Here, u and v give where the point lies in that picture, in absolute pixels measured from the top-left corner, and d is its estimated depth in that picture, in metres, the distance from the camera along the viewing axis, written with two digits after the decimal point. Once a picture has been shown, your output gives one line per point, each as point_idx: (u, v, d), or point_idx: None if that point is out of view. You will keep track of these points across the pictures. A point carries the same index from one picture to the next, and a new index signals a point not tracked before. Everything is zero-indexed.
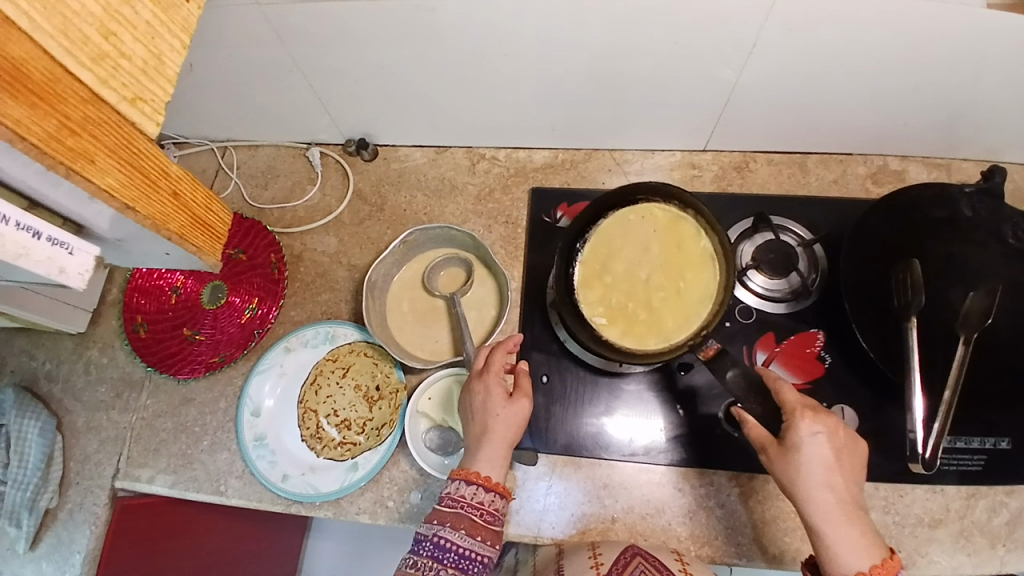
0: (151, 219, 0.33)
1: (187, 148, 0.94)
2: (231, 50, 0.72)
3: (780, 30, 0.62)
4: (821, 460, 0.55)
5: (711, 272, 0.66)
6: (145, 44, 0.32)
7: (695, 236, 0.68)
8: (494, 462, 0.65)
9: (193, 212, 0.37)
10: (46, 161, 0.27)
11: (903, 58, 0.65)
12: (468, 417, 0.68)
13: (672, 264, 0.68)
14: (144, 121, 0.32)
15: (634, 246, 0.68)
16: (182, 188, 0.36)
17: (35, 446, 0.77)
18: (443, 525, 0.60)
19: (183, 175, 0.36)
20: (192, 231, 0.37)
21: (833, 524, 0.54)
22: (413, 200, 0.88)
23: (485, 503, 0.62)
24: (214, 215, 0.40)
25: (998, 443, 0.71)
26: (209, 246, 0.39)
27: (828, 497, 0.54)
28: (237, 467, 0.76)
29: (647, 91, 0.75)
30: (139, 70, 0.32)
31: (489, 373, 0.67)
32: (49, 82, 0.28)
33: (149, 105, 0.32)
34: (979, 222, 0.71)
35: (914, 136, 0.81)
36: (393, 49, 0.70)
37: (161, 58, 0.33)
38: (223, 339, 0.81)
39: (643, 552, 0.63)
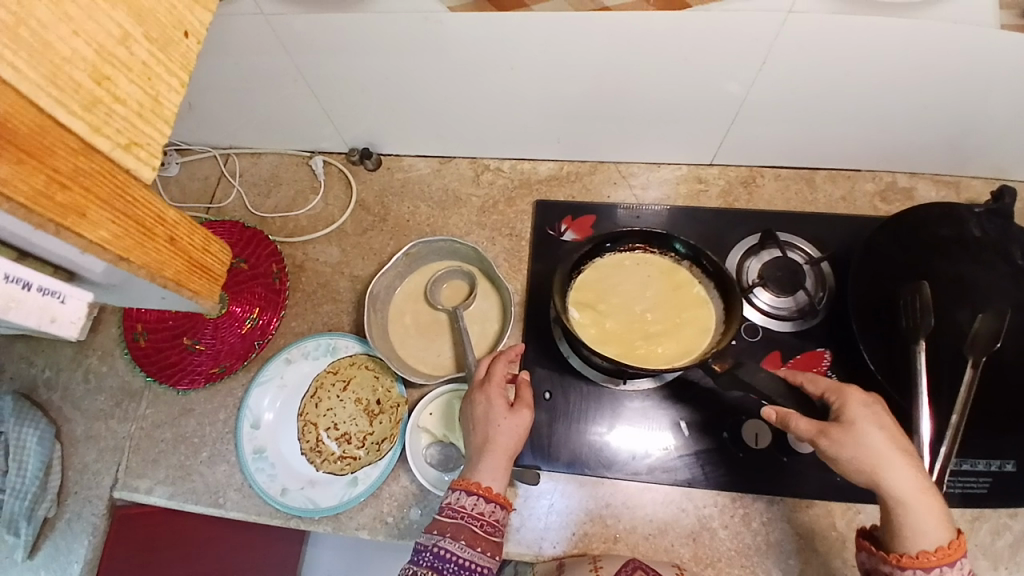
0: (145, 268, 0.31)
1: (190, 155, 0.93)
2: (237, 58, 0.71)
3: (790, 48, 0.62)
4: (882, 443, 0.53)
5: (705, 311, 0.71)
6: (142, 86, 0.28)
7: (690, 279, 0.73)
8: (495, 473, 0.64)
9: (191, 255, 0.34)
10: (34, 219, 0.25)
11: (914, 77, 0.65)
12: (469, 428, 0.67)
13: (668, 302, 0.72)
14: (139, 167, 0.29)
15: (632, 280, 0.73)
16: (180, 234, 0.33)
17: (34, 455, 0.76)
18: (443, 536, 0.59)
19: (180, 220, 0.34)
20: (189, 275, 0.34)
21: (905, 505, 0.52)
22: (416, 211, 0.87)
23: (486, 514, 0.61)
24: (213, 256, 0.37)
25: (1003, 466, 0.70)
26: (208, 288, 0.37)
27: (900, 472, 0.53)
28: (235, 479, 0.76)
29: (655, 106, 0.74)
30: (135, 114, 0.28)
31: (490, 384, 0.67)
32: (37, 134, 0.25)
33: (145, 150, 0.29)
34: (988, 242, 0.70)
35: (923, 154, 0.80)
36: (399, 61, 0.70)
37: (159, 100, 0.29)
38: (224, 349, 0.80)
39: (644, 565, 0.63)
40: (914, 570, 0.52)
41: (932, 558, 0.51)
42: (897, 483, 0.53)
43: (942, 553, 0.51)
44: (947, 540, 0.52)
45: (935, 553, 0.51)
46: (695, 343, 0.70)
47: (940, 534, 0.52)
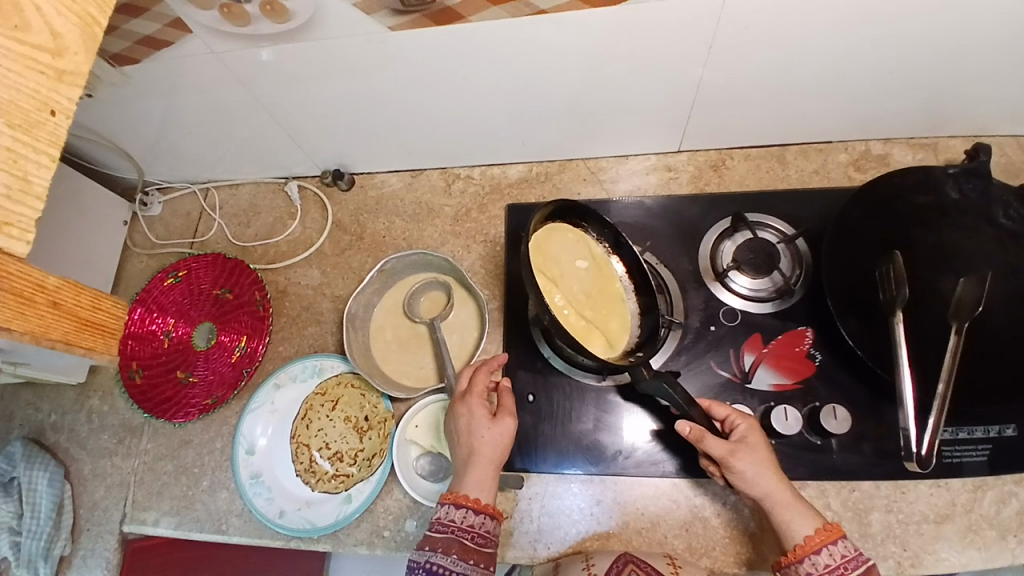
0: (31, 332, 0.38)
1: (172, 193, 0.95)
2: (196, 94, 0.73)
3: (736, 28, 0.61)
4: (762, 454, 0.61)
5: (626, 308, 0.73)
6: (9, 169, 0.36)
7: (616, 273, 0.74)
8: (482, 484, 0.64)
9: (78, 315, 0.42)
10: None
11: (870, 41, 0.63)
12: (454, 440, 0.68)
13: (599, 287, 0.72)
14: (12, 243, 0.36)
15: (569, 261, 0.72)
16: (62, 297, 0.40)
17: (45, 496, 0.79)
18: (434, 551, 0.60)
19: (61, 285, 0.40)
20: (78, 335, 0.42)
21: (784, 504, 0.59)
22: (391, 225, 0.88)
23: (476, 526, 0.62)
24: (101, 313, 0.44)
25: (1003, 431, 0.69)
26: (99, 343, 0.44)
27: (765, 480, 0.60)
28: (236, 505, 0.78)
29: (613, 99, 0.74)
30: (5, 196, 0.36)
31: (471, 395, 0.67)
32: None
33: (16, 227, 0.36)
34: (967, 203, 0.69)
35: (895, 119, 0.78)
36: (353, 82, 0.70)
37: (27, 178, 0.37)
38: (216, 379, 0.83)
39: (637, 560, 0.62)
40: (808, 558, 0.57)
41: (816, 542, 0.57)
42: (775, 487, 0.60)
43: (816, 541, 0.57)
44: (823, 524, 0.59)
45: (809, 544, 0.57)
46: (619, 338, 0.70)
47: (812, 526, 0.58)
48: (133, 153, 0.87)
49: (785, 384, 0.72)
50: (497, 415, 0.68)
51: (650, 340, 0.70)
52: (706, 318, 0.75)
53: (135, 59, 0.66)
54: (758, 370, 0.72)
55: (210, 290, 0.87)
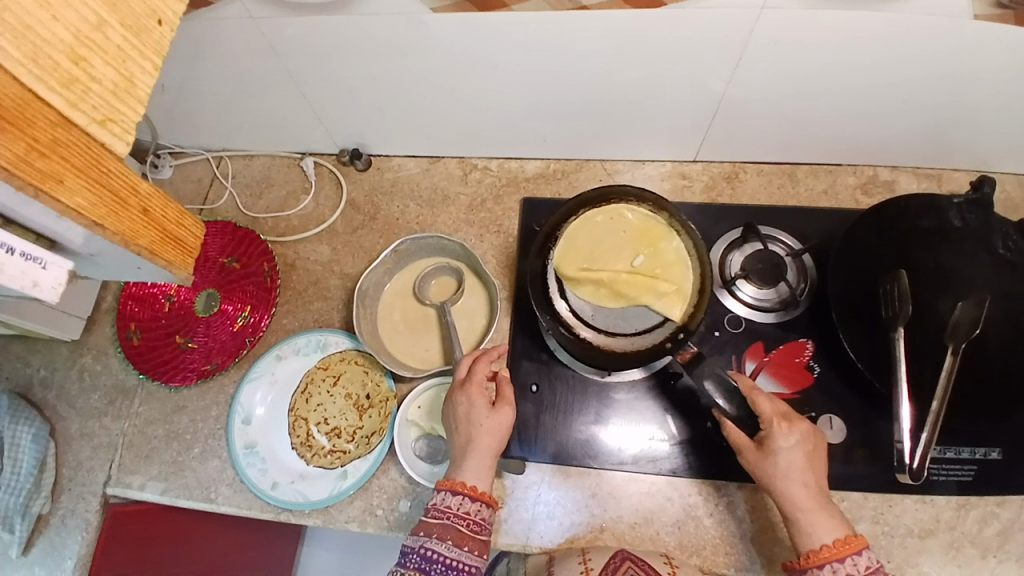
0: (121, 235, 0.33)
1: (183, 158, 0.94)
2: (226, 62, 0.73)
3: (766, 43, 0.63)
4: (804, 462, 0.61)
5: (685, 273, 0.70)
6: (116, 67, 0.31)
7: (668, 239, 0.72)
8: (481, 471, 0.64)
9: (164, 227, 0.36)
10: (16, 182, 0.27)
11: (891, 68, 0.66)
12: (452, 427, 0.68)
13: (649, 259, 0.71)
14: (114, 141, 0.32)
15: (611, 240, 0.73)
16: (153, 205, 0.35)
17: (29, 452, 0.77)
18: (429, 537, 0.60)
19: (154, 192, 0.36)
20: (163, 246, 0.36)
21: (806, 509, 0.60)
22: (406, 209, 0.89)
23: (472, 513, 0.62)
24: (187, 230, 0.39)
25: (989, 454, 0.71)
26: (182, 261, 0.38)
27: (798, 488, 0.60)
28: (227, 474, 0.77)
29: (639, 101, 0.76)
30: (110, 92, 0.31)
31: (471, 383, 0.67)
32: (17, 106, 0.28)
33: (120, 126, 0.32)
34: (969, 230, 0.71)
35: (903, 147, 0.81)
36: (388, 60, 0.71)
37: (132, 80, 0.32)
38: (216, 346, 0.82)
39: (633, 556, 0.63)
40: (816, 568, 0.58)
41: (826, 555, 0.58)
42: (797, 492, 0.60)
43: (831, 551, 0.58)
44: (843, 535, 0.59)
45: (824, 551, 0.58)
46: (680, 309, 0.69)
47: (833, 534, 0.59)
48: (151, 114, 0.86)
49: (782, 392, 0.74)
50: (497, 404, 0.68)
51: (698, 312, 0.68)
52: (711, 323, 0.77)
53: None
54: (759, 376, 0.74)
55: (216, 258, 0.86)
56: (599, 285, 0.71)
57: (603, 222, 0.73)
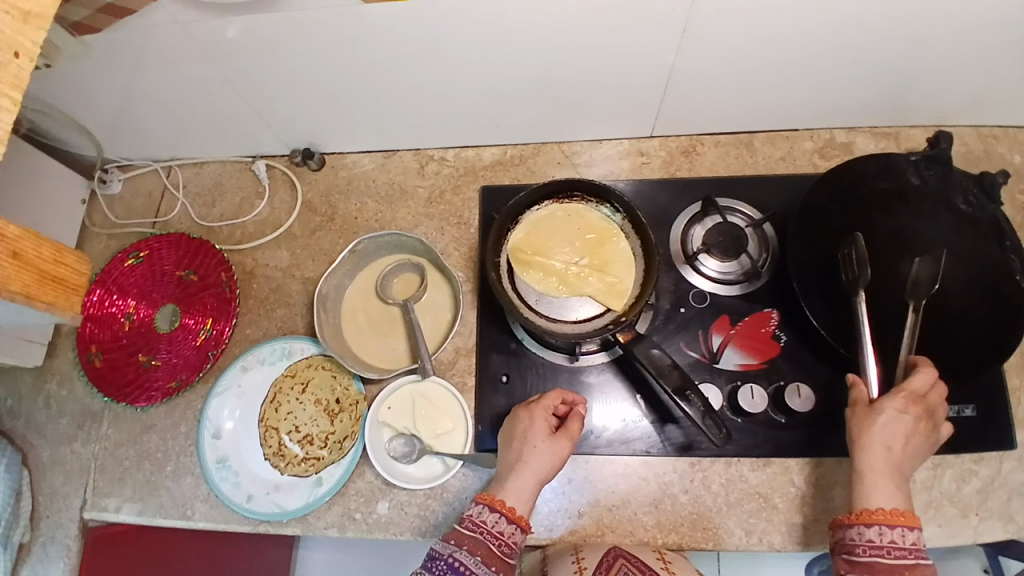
0: None
1: (131, 171, 0.92)
2: (156, 69, 0.70)
3: (709, 13, 0.62)
4: (896, 430, 0.60)
5: (630, 271, 0.71)
6: None
7: (621, 236, 0.73)
8: (522, 496, 0.63)
9: (41, 269, 0.36)
10: None
11: (836, 30, 0.65)
12: (506, 444, 0.67)
13: (597, 252, 0.72)
14: None
15: (564, 230, 0.73)
16: (23, 247, 0.35)
17: (2, 483, 0.76)
18: (460, 547, 0.60)
19: (23, 234, 0.35)
20: (41, 289, 0.37)
21: (873, 471, 0.60)
22: (364, 206, 0.87)
23: (505, 534, 0.62)
24: (69, 266, 0.39)
25: (964, 412, 0.73)
26: (67, 301, 0.39)
27: (882, 449, 0.60)
28: (202, 490, 0.76)
29: (588, 81, 0.74)
30: None
31: (536, 404, 0.67)
32: None
33: None
34: (927, 189, 0.72)
35: (857, 109, 0.81)
36: (322, 56, 0.69)
37: None
38: (180, 362, 0.80)
39: (625, 553, 0.69)
40: (859, 525, 0.58)
41: (876, 518, 0.58)
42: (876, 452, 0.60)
43: (882, 516, 0.58)
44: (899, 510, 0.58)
45: (875, 514, 0.58)
46: (619, 301, 0.70)
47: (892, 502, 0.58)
48: (90, 129, 0.83)
49: (751, 363, 0.74)
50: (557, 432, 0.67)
51: (637, 306, 0.68)
52: (676, 301, 0.77)
53: (95, 28, 0.62)
54: (725, 351, 0.74)
55: (173, 272, 0.84)
56: (546, 274, 0.72)
57: (559, 214, 0.74)
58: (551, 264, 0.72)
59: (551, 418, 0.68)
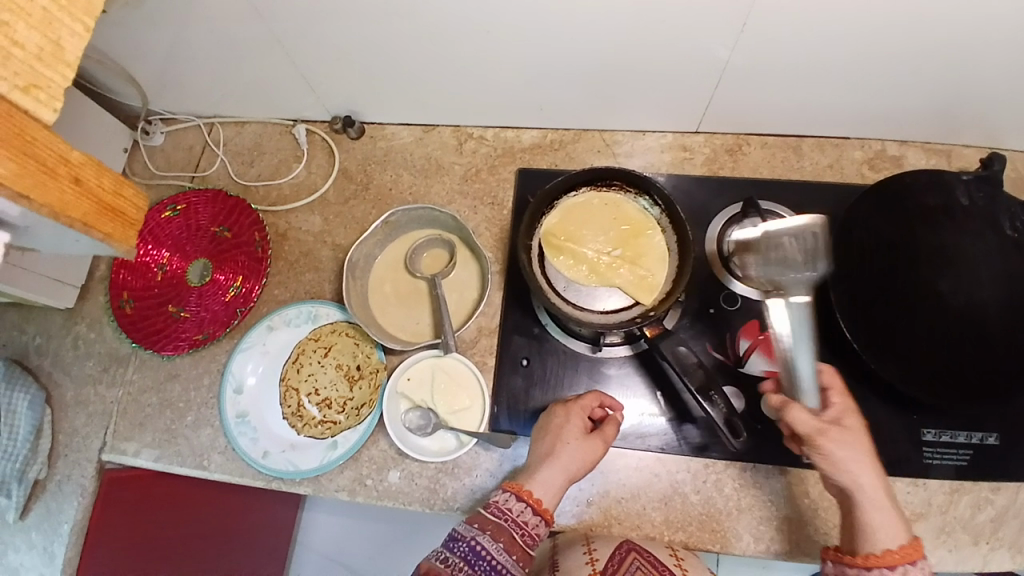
0: (49, 207, 0.35)
1: (174, 125, 0.93)
2: (208, 24, 0.70)
3: (769, 7, 0.60)
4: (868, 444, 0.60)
5: (663, 266, 0.70)
6: (41, 32, 0.35)
7: (658, 230, 0.71)
8: (550, 488, 0.64)
9: (100, 198, 0.38)
10: None
11: (903, 36, 0.62)
12: (539, 436, 0.68)
13: (630, 244, 0.71)
14: (38, 107, 0.35)
15: (599, 219, 0.72)
16: (85, 174, 0.37)
17: (25, 418, 0.78)
18: (483, 531, 0.60)
19: (86, 161, 0.37)
20: (99, 218, 0.38)
21: (873, 507, 0.58)
22: (399, 178, 0.87)
23: (529, 525, 0.62)
24: (128, 201, 0.40)
25: (985, 439, 0.72)
26: (122, 233, 0.40)
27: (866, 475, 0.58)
28: (219, 442, 0.78)
29: (637, 69, 0.72)
30: (34, 58, 0.35)
31: (576, 402, 0.68)
32: None
33: (44, 93, 0.35)
34: (975, 209, 0.71)
35: (912, 121, 0.78)
36: (372, 24, 0.68)
37: (60, 45, 0.36)
38: (207, 316, 0.82)
39: (638, 548, 0.66)
40: (879, 569, 0.56)
41: (895, 558, 0.56)
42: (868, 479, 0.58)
43: (895, 556, 0.56)
44: (907, 541, 0.57)
45: (886, 555, 0.56)
46: (649, 295, 0.70)
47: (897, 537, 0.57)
48: (137, 80, 0.84)
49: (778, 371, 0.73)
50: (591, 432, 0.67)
51: (666, 302, 0.67)
52: (706, 301, 0.76)
53: None
54: (753, 355, 0.73)
55: (208, 227, 0.85)
56: (577, 261, 0.71)
57: (595, 202, 0.73)
58: (582, 252, 0.71)
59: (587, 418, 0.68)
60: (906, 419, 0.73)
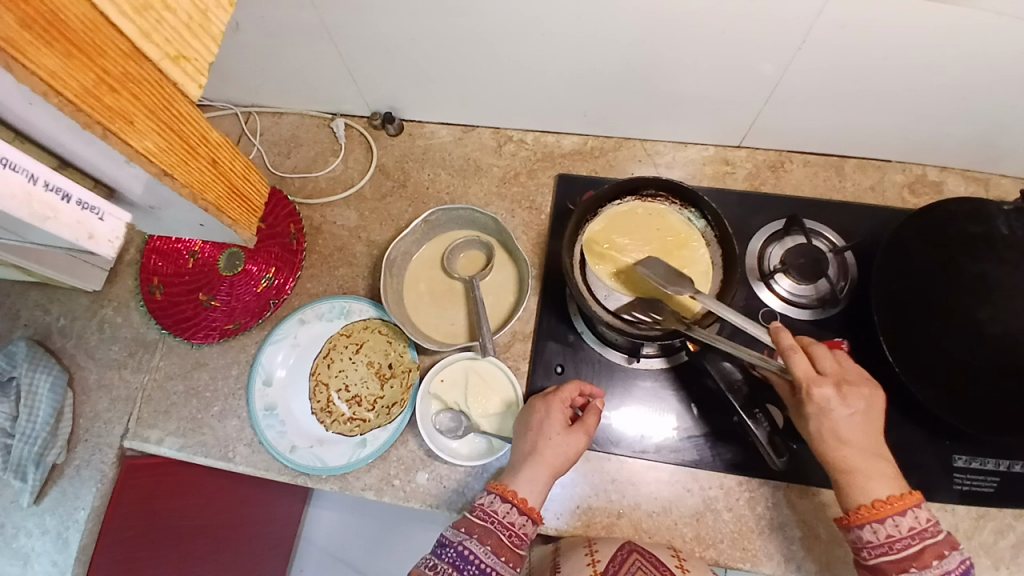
0: (189, 186, 0.38)
1: (211, 112, 0.92)
2: (261, 12, 0.70)
3: (833, 26, 0.60)
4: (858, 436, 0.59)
5: (704, 280, 0.70)
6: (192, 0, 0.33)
7: (700, 244, 0.72)
8: (534, 485, 0.63)
9: (230, 179, 0.43)
10: (85, 119, 0.30)
11: (961, 64, 0.62)
12: (520, 432, 0.66)
13: (672, 255, 0.71)
14: (184, 80, 0.35)
15: (642, 229, 0.73)
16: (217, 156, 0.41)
17: (45, 400, 0.77)
18: (470, 536, 0.60)
19: (218, 143, 0.41)
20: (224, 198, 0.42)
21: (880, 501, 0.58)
22: (436, 177, 0.87)
23: (516, 525, 0.62)
24: (243, 183, 0.45)
25: (1012, 466, 0.72)
26: (237, 213, 0.45)
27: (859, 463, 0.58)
28: (245, 434, 0.77)
29: (689, 80, 0.72)
30: (183, 25, 0.33)
31: (554, 396, 0.66)
32: (92, 35, 0.29)
33: (191, 64, 0.35)
34: (1015, 240, 0.72)
35: (957, 148, 0.78)
36: (428, 21, 0.68)
37: (206, 15, 0.35)
38: (238, 306, 0.81)
39: (640, 549, 0.63)
40: (873, 521, 0.56)
41: (864, 515, 0.57)
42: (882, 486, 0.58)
43: (870, 513, 0.57)
44: (899, 491, 0.57)
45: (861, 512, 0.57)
46: (691, 307, 0.70)
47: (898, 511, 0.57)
48: None
49: None
50: (573, 426, 0.66)
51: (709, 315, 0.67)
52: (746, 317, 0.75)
53: None
54: None
55: None
56: (617, 270, 0.71)
57: (639, 214, 0.73)
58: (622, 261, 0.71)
59: (567, 412, 0.67)
60: (937, 444, 0.72)
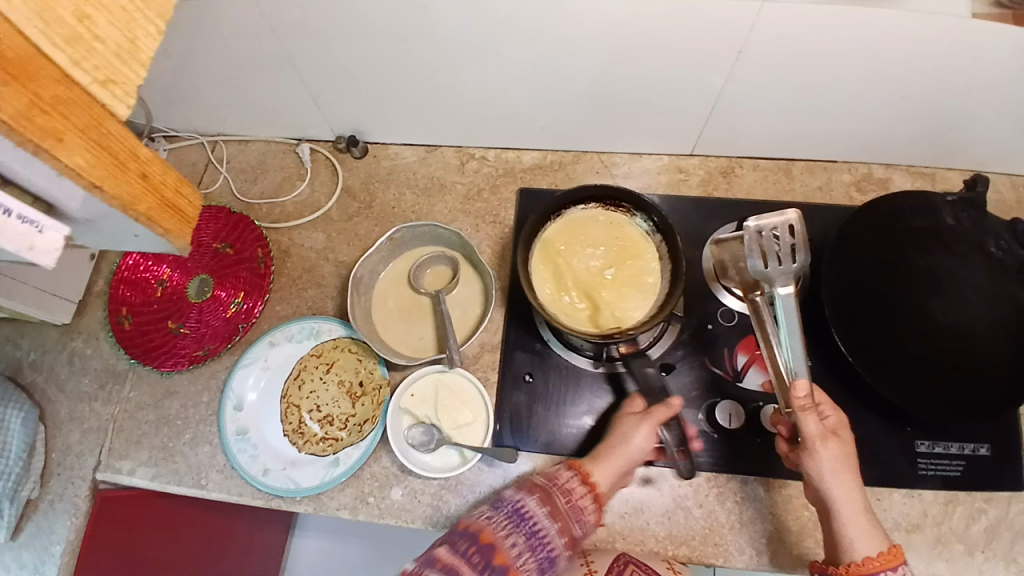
0: (118, 200, 0.35)
1: (177, 142, 0.93)
2: (223, 41, 0.71)
3: (769, 34, 0.63)
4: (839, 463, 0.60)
5: (659, 282, 0.73)
6: (121, 27, 0.32)
7: (654, 247, 0.74)
8: (606, 474, 0.67)
9: (162, 194, 0.38)
10: (16, 137, 0.29)
11: (890, 66, 0.66)
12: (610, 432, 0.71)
13: (626, 260, 0.74)
14: (115, 103, 0.33)
15: (597, 236, 0.75)
16: (153, 170, 0.37)
17: (17, 436, 0.75)
18: (531, 497, 0.65)
19: (154, 158, 0.38)
20: (160, 213, 0.38)
21: (852, 519, 0.59)
22: (402, 197, 0.88)
23: (576, 493, 0.66)
24: (185, 198, 0.41)
25: (976, 450, 0.74)
26: (180, 230, 0.40)
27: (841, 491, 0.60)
28: (219, 460, 0.77)
29: (639, 92, 0.75)
30: (113, 53, 0.32)
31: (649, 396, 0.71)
32: (22, 62, 0.29)
33: (121, 88, 0.33)
34: (961, 230, 0.74)
35: (899, 147, 0.82)
36: (386, 45, 0.70)
37: (136, 43, 0.33)
38: (208, 332, 0.81)
39: (635, 560, 0.68)
40: None
41: (873, 565, 0.57)
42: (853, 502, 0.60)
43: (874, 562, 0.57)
44: (886, 547, 0.59)
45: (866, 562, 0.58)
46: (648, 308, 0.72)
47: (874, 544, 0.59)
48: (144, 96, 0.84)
49: None
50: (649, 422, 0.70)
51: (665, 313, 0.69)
52: (705, 317, 0.78)
53: None
54: (749, 369, 0.75)
55: (210, 243, 0.85)
56: (575, 276, 0.73)
57: (593, 221, 0.76)
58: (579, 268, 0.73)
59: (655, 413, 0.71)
60: (900, 433, 0.75)
